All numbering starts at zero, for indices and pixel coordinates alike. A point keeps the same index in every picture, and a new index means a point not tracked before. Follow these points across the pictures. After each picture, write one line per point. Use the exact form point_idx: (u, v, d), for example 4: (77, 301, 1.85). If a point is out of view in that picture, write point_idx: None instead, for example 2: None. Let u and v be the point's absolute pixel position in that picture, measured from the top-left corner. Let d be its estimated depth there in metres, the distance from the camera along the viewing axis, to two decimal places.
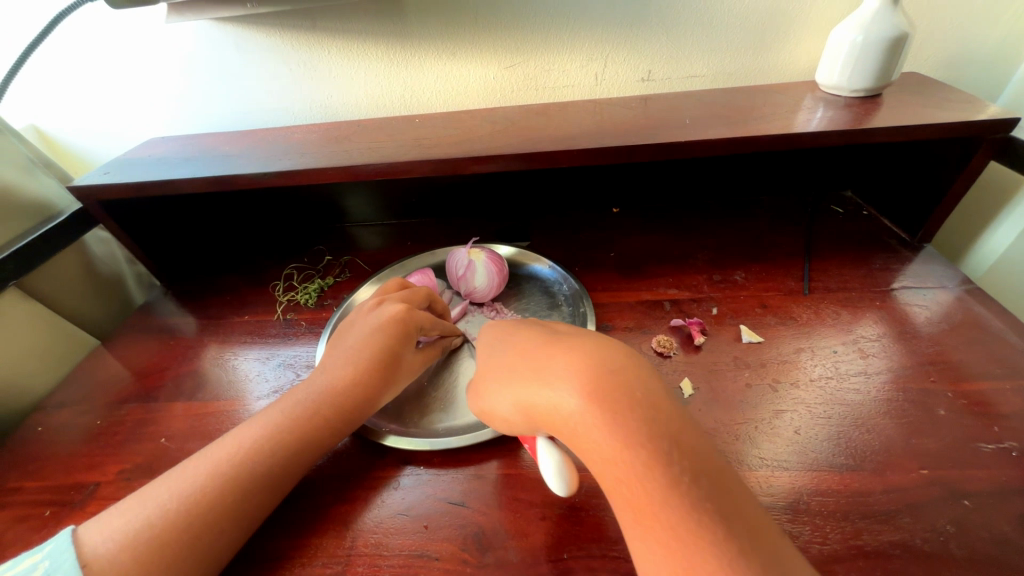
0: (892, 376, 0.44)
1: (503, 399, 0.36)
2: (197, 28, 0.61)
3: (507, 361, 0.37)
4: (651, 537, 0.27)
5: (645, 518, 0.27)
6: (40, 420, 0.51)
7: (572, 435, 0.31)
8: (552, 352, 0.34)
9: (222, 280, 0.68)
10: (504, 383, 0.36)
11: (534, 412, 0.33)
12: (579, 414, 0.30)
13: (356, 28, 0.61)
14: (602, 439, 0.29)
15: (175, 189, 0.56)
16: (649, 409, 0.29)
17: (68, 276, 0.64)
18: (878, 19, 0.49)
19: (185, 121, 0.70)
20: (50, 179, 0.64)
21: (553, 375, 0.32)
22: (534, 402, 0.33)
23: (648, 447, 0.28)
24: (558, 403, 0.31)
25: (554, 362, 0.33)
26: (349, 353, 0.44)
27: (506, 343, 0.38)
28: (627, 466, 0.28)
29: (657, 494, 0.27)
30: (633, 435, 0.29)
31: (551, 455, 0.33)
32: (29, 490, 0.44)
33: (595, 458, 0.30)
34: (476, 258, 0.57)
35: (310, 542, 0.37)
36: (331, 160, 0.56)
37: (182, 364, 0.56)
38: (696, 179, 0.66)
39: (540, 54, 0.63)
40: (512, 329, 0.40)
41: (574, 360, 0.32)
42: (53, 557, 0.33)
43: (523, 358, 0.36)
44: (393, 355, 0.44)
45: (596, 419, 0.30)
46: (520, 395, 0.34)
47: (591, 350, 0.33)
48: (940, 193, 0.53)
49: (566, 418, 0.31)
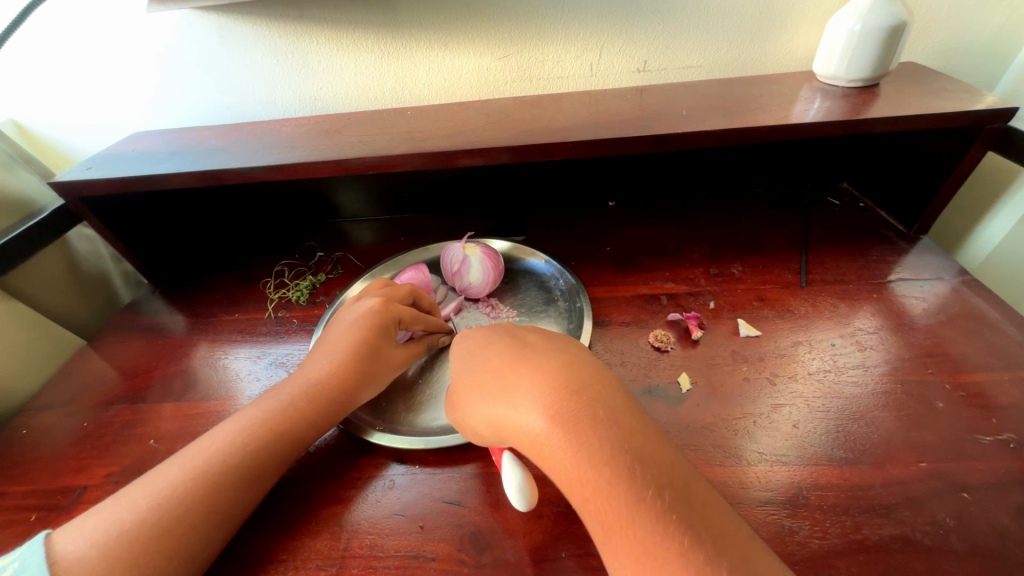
0: (891, 368, 0.44)
1: (472, 420, 0.36)
2: (181, 18, 0.59)
3: (471, 379, 0.36)
4: (621, 555, 0.26)
5: (615, 537, 0.27)
6: (25, 423, 0.50)
7: (539, 457, 0.31)
8: (514, 366, 0.34)
9: (211, 278, 0.67)
10: (471, 404, 0.36)
11: (502, 432, 0.33)
12: (543, 435, 0.30)
13: (345, 17, 0.59)
14: (565, 459, 0.29)
15: (160, 183, 0.55)
16: (609, 425, 0.29)
17: (51, 275, 0.63)
18: (875, 7, 0.49)
19: (171, 114, 0.69)
20: (31, 175, 0.62)
21: (514, 395, 0.32)
22: (500, 424, 0.33)
23: (610, 463, 0.28)
24: (522, 424, 0.31)
25: (518, 379, 0.33)
26: (328, 349, 0.43)
27: (469, 358, 0.38)
28: (592, 484, 0.28)
29: (625, 512, 0.27)
30: (595, 453, 0.28)
31: (513, 473, 0.34)
32: (13, 495, 0.43)
33: (561, 478, 0.30)
34: (471, 253, 0.56)
35: (303, 544, 0.36)
36: (320, 153, 0.55)
37: (171, 364, 0.54)
38: (693, 171, 0.66)
39: (534, 44, 0.61)
40: (473, 342, 0.39)
41: (534, 378, 0.32)
42: (23, 557, 0.32)
43: (487, 376, 0.35)
44: (371, 349, 0.43)
45: (559, 439, 0.29)
46: (487, 416, 0.34)
47: (549, 364, 0.33)
48: (937, 183, 0.52)
49: (531, 440, 0.31)
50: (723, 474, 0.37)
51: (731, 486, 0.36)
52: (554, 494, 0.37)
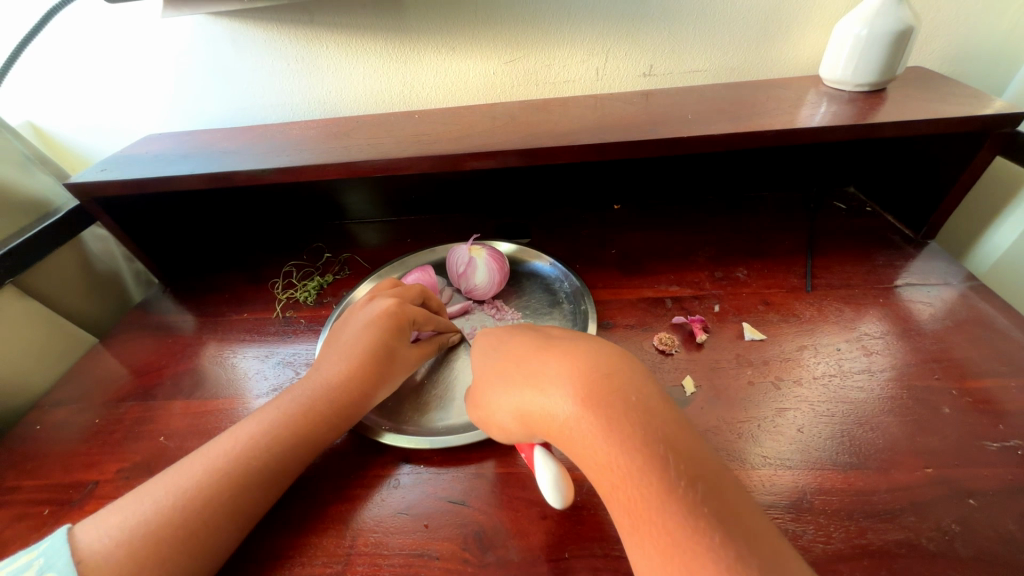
0: (896, 373, 0.43)
1: (499, 408, 0.36)
2: (194, 22, 0.60)
3: (499, 368, 0.37)
4: (647, 544, 0.26)
5: (642, 524, 0.27)
6: (38, 419, 0.51)
7: (568, 442, 0.31)
8: (544, 354, 0.35)
9: (220, 278, 0.68)
10: (498, 392, 0.36)
11: (530, 420, 0.33)
12: (573, 419, 0.30)
13: (355, 22, 0.60)
14: (596, 444, 0.29)
15: (172, 185, 0.56)
16: (641, 413, 0.29)
17: (65, 274, 0.64)
18: (883, 12, 0.49)
19: (183, 117, 0.70)
20: (47, 176, 0.64)
21: (544, 381, 0.33)
22: (528, 410, 0.33)
23: (642, 451, 0.28)
24: (551, 408, 0.31)
25: (548, 365, 0.33)
26: (345, 349, 0.44)
27: (497, 350, 0.38)
28: (621, 471, 0.28)
29: (654, 501, 0.27)
30: (627, 438, 0.28)
31: (549, 470, 0.34)
32: (26, 489, 0.44)
33: (591, 465, 0.30)
34: (476, 255, 0.56)
35: (309, 541, 0.37)
36: (330, 156, 0.55)
37: (180, 363, 0.55)
38: (698, 175, 0.66)
39: (541, 49, 0.62)
40: (502, 336, 0.40)
41: (565, 364, 0.33)
42: (48, 554, 0.33)
43: (516, 364, 0.36)
44: (386, 349, 0.44)
45: (591, 422, 0.30)
46: (515, 403, 0.34)
47: (580, 353, 0.33)
48: (944, 189, 0.52)
49: (560, 424, 0.31)
50: None
51: None
52: None
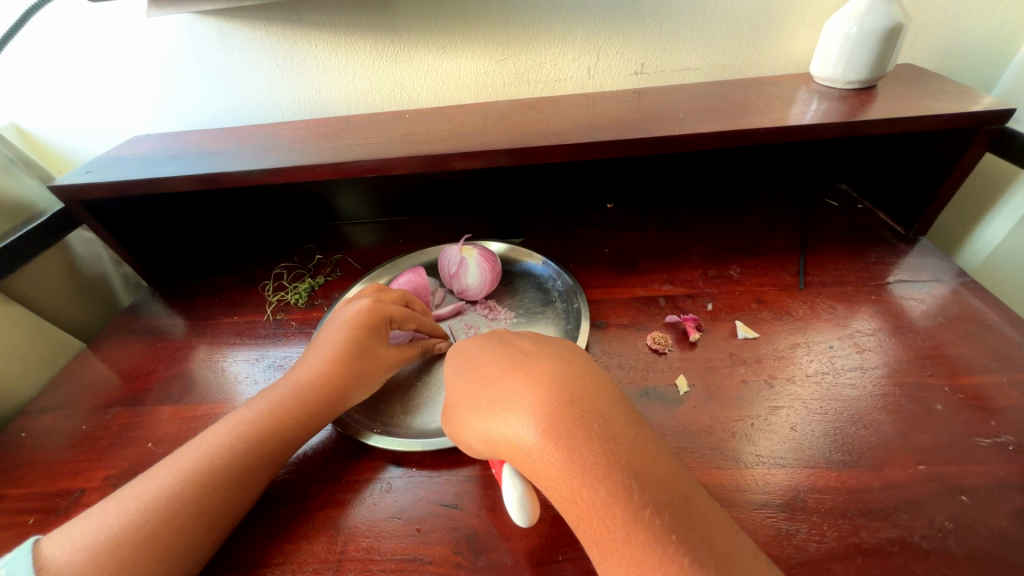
0: (889, 370, 0.43)
1: (466, 432, 0.36)
2: (180, 22, 0.60)
3: (466, 392, 0.37)
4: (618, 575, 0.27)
5: (611, 556, 0.27)
6: (24, 425, 0.50)
7: (533, 472, 0.31)
8: (509, 377, 0.34)
9: (210, 280, 0.67)
10: (465, 415, 0.36)
11: (496, 447, 0.33)
12: (536, 449, 0.30)
13: (344, 21, 0.60)
14: (560, 475, 0.29)
15: (160, 187, 0.55)
16: (604, 441, 0.29)
17: (50, 278, 0.63)
18: (873, 9, 0.49)
19: (171, 117, 0.69)
20: (31, 179, 0.63)
21: (508, 409, 0.32)
22: (493, 437, 0.33)
23: (607, 480, 0.28)
24: (515, 436, 0.31)
25: (510, 391, 0.33)
26: (320, 349, 0.44)
27: (466, 370, 0.38)
28: (587, 502, 0.28)
29: (621, 531, 0.27)
30: (591, 468, 0.28)
31: (514, 487, 0.33)
32: (12, 497, 0.43)
33: (555, 495, 0.30)
34: (468, 255, 0.56)
35: (299, 547, 0.36)
36: (319, 156, 0.55)
37: (169, 367, 0.55)
38: (691, 173, 0.66)
39: (531, 47, 0.62)
40: (472, 353, 0.39)
41: (528, 390, 0.32)
42: (10, 562, 0.32)
43: (481, 388, 0.35)
44: (360, 348, 0.43)
45: (553, 453, 0.29)
46: (481, 430, 0.34)
47: (544, 377, 0.33)
48: (935, 186, 0.52)
49: (524, 453, 0.31)
50: (721, 477, 0.37)
51: (729, 489, 0.36)
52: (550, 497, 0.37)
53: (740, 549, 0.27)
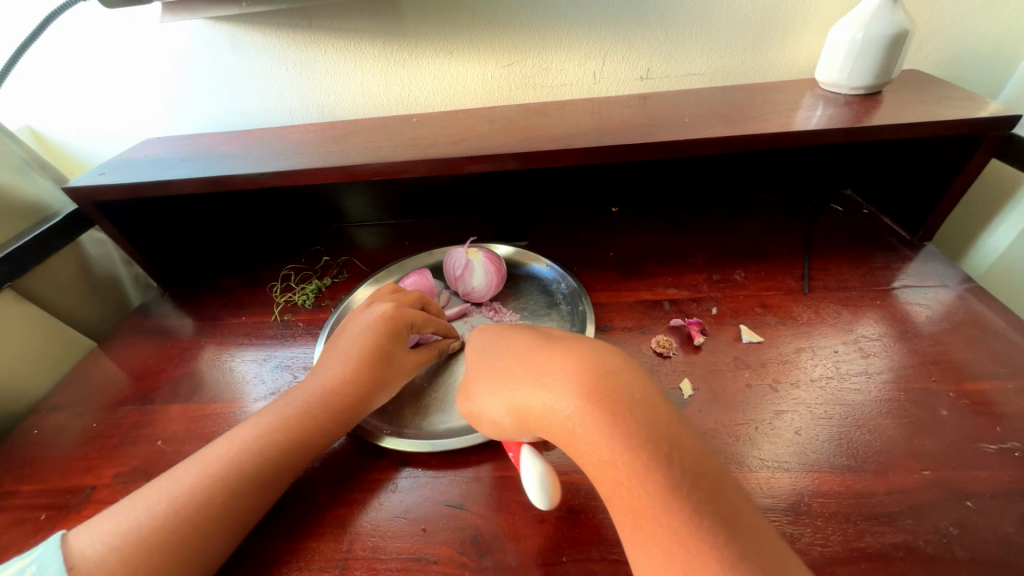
0: (894, 375, 0.43)
1: (495, 404, 0.36)
2: (192, 27, 0.61)
3: (501, 366, 0.37)
4: (650, 542, 0.27)
5: (644, 525, 0.27)
6: (36, 423, 0.51)
7: (569, 441, 0.31)
8: (549, 352, 0.35)
9: (218, 281, 0.68)
10: (498, 387, 0.36)
11: (528, 416, 0.33)
12: (576, 416, 0.30)
13: (353, 26, 0.60)
14: (599, 442, 0.29)
15: (170, 189, 0.56)
16: (644, 413, 0.30)
17: (63, 277, 0.64)
18: (878, 15, 0.49)
19: (181, 121, 0.70)
20: (45, 181, 0.64)
21: (546, 379, 0.32)
22: (527, 407, 0.33)
23: (646, 449, 0.28)
24: (552, 404, 0.31)
25: (550, 363, 0.33)
26: (342, 354, 0.44)
27: (501, 347, 0.39)
28: (625, 470, 0.28)
29: (658, 499, 0.27)
30: (631, 436, 0.29)
31: (534, 467, 0.34)
32: (24, 494, 0.44)
33: (591, 463, 0.30)
34: (473, 257, 0.56)
35: (306, 546, 0.37)
36: (328, 160, 0.56)
37: (178, 366, 0.55)
38: (696, 178, 0.66)
39: (538, 52, 0.62)
40: (507, 333, 0.40)
41: (568, 363, 0.33)
42: (39, 559, 0.33)
43: (518, 361, 0.36)
44: (383, 352, 0.44)
45: (593, 420, 0.30)
46: (514, 399, 0.34)
47: (582, 353, 0.33)
48: (940, 191, 0.52)
49: (562, 421, 0.31)
50: None
51: None
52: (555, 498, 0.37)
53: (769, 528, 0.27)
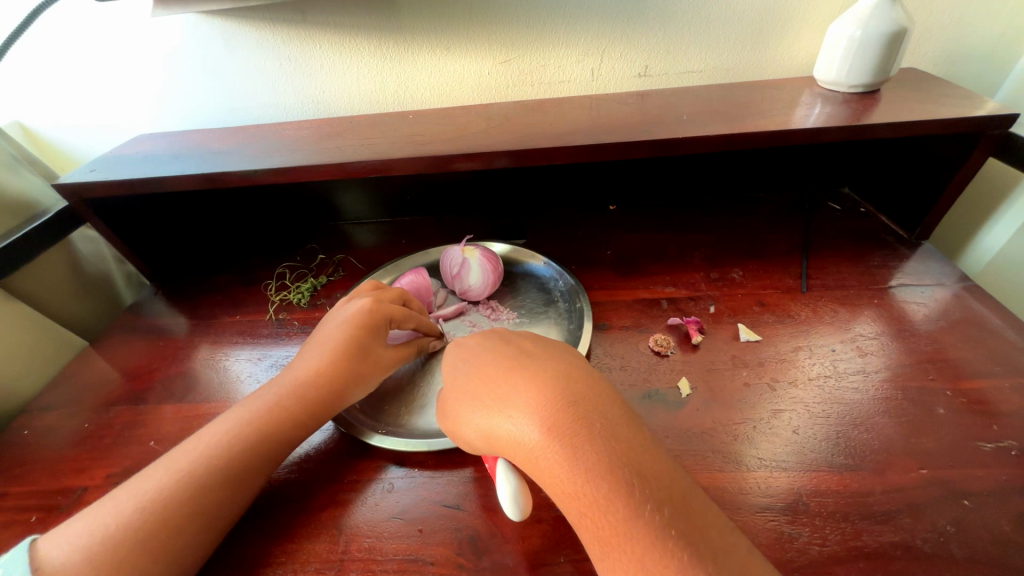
0: (891, 374, 0.43)
1: (464, 429, 0.36)
2: (185, 21, 0.60)
3: (466, 388, 0.37)
4: (619, 571, 0.26)
5: (610, 553, 0.27)
6: (27, 423, 0.50)
7: (534, 470, 0.31)
8: (511, 375, 0.34)
9: (212, 279, 0.67)
10: (464, 412, 0.36)
11: (495, 443, 0.33)
12: (539, 447, 0.30)
13: (348, 21, 0.60)
14: (562, 472, 0.29)
15: (163, 186, 0.55)
16: (606, 440, 0.29)
17: (53, 276, 0.63)
18: (876, 13, 0.49)
19: (175, 116, 0.69)
20: (35, 177, 0.63)
21: (511, 407, 0.32)
22: (493, 435, 0.33)
23: (608, 476, 0.28)
24: (517, 434, 0.31)
25: (513, 389, 0.33)
26: (318, 347, 0.44)
27: (467, 367, 0.38)
28: (590, 499, 0.28)
29: (623, 527, 0.27)
30: (593, 465, 0.28)
31: (508, 482, 0.33)
32: (14, 495, 0.43)
33: (558, 492, 0.30)
34: (470, 255, 0.56)
35: (302, 547, 0.36)
36: (323, 156, 0.55)
37: (172, 365, 0.55)
38: (694, 176, 0.66)
39: (535, 49, 0.62)
40: (472, 350, 0.40)
41: (532, 390, 0.32)
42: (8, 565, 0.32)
43: (483, 384, 0.35)
44: (359, 345, 0.43)
45: (555, 451, 0.30)
46: (481, 427, 0.34)
47: (546, 379, 0.33)
48: (937, 190, 0.52)
49: (527, 451, 0.31)
50: (723, 480, 0.37)
51: (731, 492, 0.36)
52: (552, 498, 0.37)
53: (741, 550, 0.27)
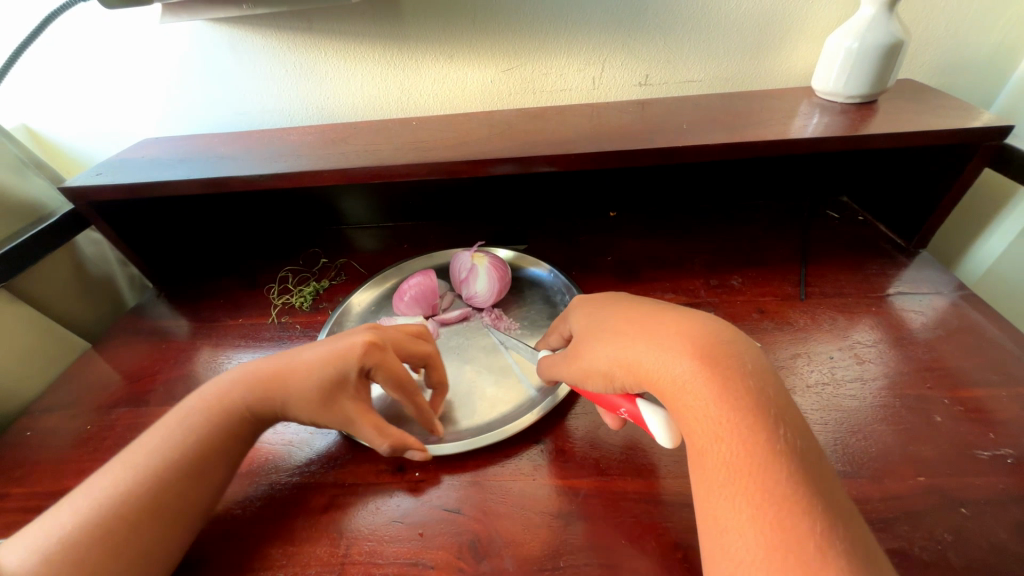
0: (889, 382, 0.44)
1: (595, 358, 0.34)
2: (192, 28, 0.61)
3: (603, 326, 0.36)
4: (741, 503, 0.26)
5: (737, 483, 0.26)
6: (29, 425, 0.51)
7: (675, 399, 0.29)
8: (663, 317, 0.33)
9: (215, 282, 0.68)
10: (601, 344, 0.35)
11: (633, 371, 0.32)
12: (690, 375, 0.29)
13: (354, 30, 0.61)
14: (710, 402, 0.28)
15: (168, 190, 0.56)
16: (757, 381, 0.28)
17: (57, 278, 0.63)
18: (873, 26, 0.50)
19: (179, 121, 0.70)
20: (41, 180, 0.63)
21: (660, 337, 0.31)
22: (634, 361, 0.32)
23: (754, 416, 0.27)
24: (665, 361, 0.30)
25: (665, 326, 0.32)
26: (313, 352, 0.39)
27: (601, 313, 0.37)
28: (732, 431, 0.27)
29: (758, 463, 0.26)
30: (742, 402, 0.27)
31: (656, 413, 0.32)
32: (13, 496, 0.43)
33: (696, 423, 0.28)
34: (478, 262, 0.57)
35: (302, 550, 0.37)
36: (327, 162, 0.56)
37: (174, 368, 0.55)
38: (693, 184, 0.66)
39: (537, 58, 0.63)
40: (603, 303, 0.39)
41: (684, 324, 0.31)
42: None
43: (624, 324, 0.34)
44: (332, 386, 0.38)
45: (708, 382, 0.28)
46: (622, 355, 0.33)
47: (698, 320, 0.32)
48: (933, 200, 0.53)
49: (674, 378, 0.29)
50: None
51: None
52: (552, 504, 0.37)
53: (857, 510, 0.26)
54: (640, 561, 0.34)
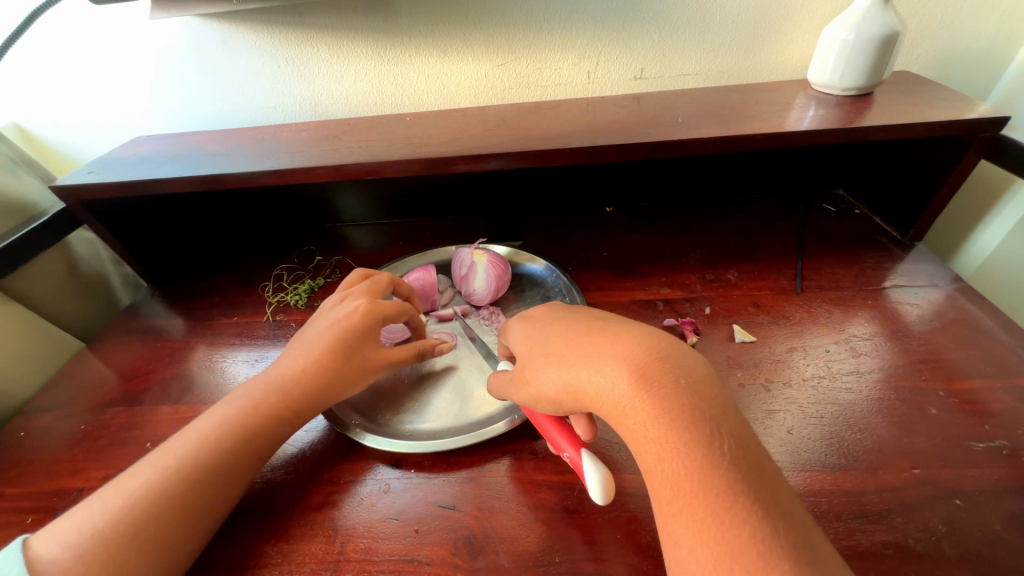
0: (884, 375, 0.44)
1: (543, 385, 0.35)
2: (183, 23, 0.60)
3: (544, 349, 0.36)
4: (685, 516, 0.26)
5: (680, 496, 0.27)
6: (23, 425, 0.50)
7: (620, 421, 0.30)
8: (597, 337, 0.34)
9: (210, 280, 0.67)
10: (545, 368, 0.35)
11: (580, 397, 0.32)
12: (626, 398, 0.30)
13: (346, 24, 0.60)
14: (648, 420, 0.28)
15: (160, 188, 0.55)
16: (691, 393, 0.29)
17: (50, 277, 0.63)
18: (868, 17, 0.49)
19: (172, 117, 0.69)
20: (33, 179, 0.63)
21: (596, 360, 0.32)
22: (580, 387, 0.32)
23: (691, 429, 0.27)
24: (605, 386, 0.31)
25: (601, 347, 0.32)
26: (302, 348, 0.42)
27: (543, 333, 0.37)
28: (670, 446, 0.27)
29: (697, 475, 0.26)
30: (676, 416, 0.28)
31: (594, 471, 0.32)
32: (8, 496, 0.43)
33: (637, 441, 0.29)
34: (478, 259, 0.56)
35: (297, 547, 0.37)
36: (320, 158, 0.55)
37: (169, 367, 0.55)
38: (689, 178, 0.66)
39: (531, 52, 0.62)
40: (542, 321, 0.39)
41: (618, 345, 0.32)
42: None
43: (565, 345, 0.35)
44: (348, 347, 0.42)
45: (643, 401, 0.29)
46: (566, 379, 0.33)
47: (632, 337, 0.32)
48: (929, 192, 0.53)
49: (614, 401, 0.30)
50: None
51: None
52: (547, 499, 0.37)
53: (803, 507, 0.27)
54: (634, 556, 0.34)
